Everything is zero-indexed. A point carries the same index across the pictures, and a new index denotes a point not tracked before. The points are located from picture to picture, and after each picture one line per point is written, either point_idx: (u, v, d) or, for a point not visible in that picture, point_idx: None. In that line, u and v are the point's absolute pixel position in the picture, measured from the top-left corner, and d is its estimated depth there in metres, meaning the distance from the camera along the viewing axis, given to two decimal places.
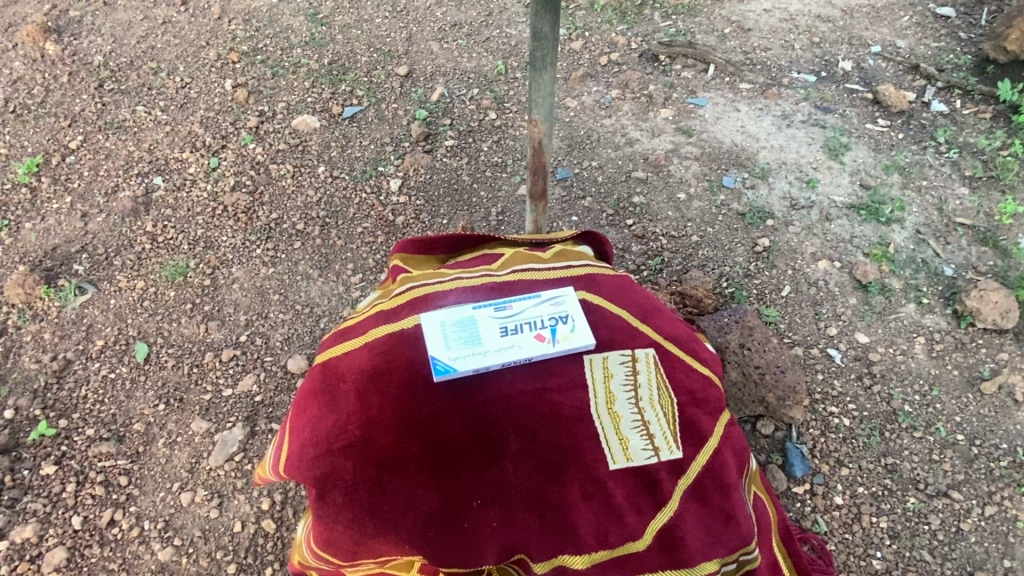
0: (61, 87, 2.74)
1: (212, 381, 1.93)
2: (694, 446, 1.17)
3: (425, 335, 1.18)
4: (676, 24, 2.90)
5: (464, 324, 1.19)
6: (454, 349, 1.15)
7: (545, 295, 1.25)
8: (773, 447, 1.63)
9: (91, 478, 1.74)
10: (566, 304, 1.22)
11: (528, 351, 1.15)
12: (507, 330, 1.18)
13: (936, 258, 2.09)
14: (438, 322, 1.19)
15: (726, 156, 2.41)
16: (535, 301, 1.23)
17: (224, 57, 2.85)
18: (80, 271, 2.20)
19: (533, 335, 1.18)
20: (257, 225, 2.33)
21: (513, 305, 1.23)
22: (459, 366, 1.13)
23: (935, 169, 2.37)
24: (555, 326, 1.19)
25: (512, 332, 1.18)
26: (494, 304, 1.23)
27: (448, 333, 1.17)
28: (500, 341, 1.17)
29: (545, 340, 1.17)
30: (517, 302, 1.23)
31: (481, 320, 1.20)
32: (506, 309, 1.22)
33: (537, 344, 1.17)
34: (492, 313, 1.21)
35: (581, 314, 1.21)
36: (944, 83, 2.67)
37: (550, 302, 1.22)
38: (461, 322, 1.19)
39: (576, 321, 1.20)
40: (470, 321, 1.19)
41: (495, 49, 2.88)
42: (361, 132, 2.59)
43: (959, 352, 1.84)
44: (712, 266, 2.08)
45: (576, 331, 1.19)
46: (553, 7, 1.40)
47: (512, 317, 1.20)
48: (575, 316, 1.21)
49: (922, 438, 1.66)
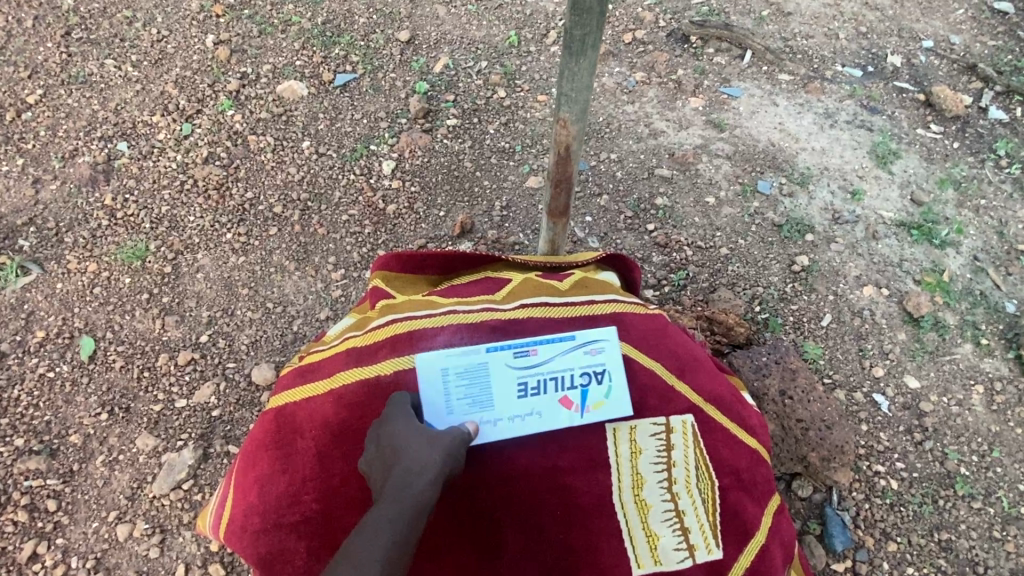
0: (24, 32, 2.41)
1: (165, 389, 1.69)
2: (736, 545, 0.95)
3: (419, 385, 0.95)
4: (709, 2, 2.57)
5: (475, 376, 0.95)
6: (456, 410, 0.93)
7: (579, 339, 1.01)
8: (809, 514, 1.40)
9: (15, 501, 1.50)
10: (604, 358, 0.99)
11: (550, 421, 0.94)
12: (526, 391, 0.95)
13: (996, 290, 1.85)
14: (441, 369, 0.96)
15: (762, 157, 2.13)
16: (566, 349, 0.99)
17: (207, 10, 2.52)
18: (27, 247, 1.93)
19: (558, 397, 0.96)
20: (230, 205, 2.05)
21: (538, 351, 0.99)
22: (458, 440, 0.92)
23: (994, 186, 2.11)
24: (586, 387, 0.97)
25: (533, 392, 0.95)
26: (513, 350, 0.98)
27: (452, 387, 0.94)
28: (516, 406, 0.94)
29: (572, 407, 0.95)
30: (543, 346, 0.99)
31: (496, 371, 0.96)
32: (530, 355, 0.98)
33: (561, 411, 0.95)
34: (510, 360, 0.98)
35: (622, 373, 0.98)
36: (1003, 87, 2.38)
37: (583, 353, 0.99)
38: (469, 372, 0.96)
39: (613, 380, 0.97)
40: (482, 373, 0.96)
41: (508, 18, 2.56)
42: (353, 104, 2.29)
43: (1022, 406, 1.60)
44: (743, 285, 1.83)
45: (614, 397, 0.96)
46: None
47: (535, 371, 0.97)
48: (614, 372, 0.98)
49: (981, 509, 1.43)
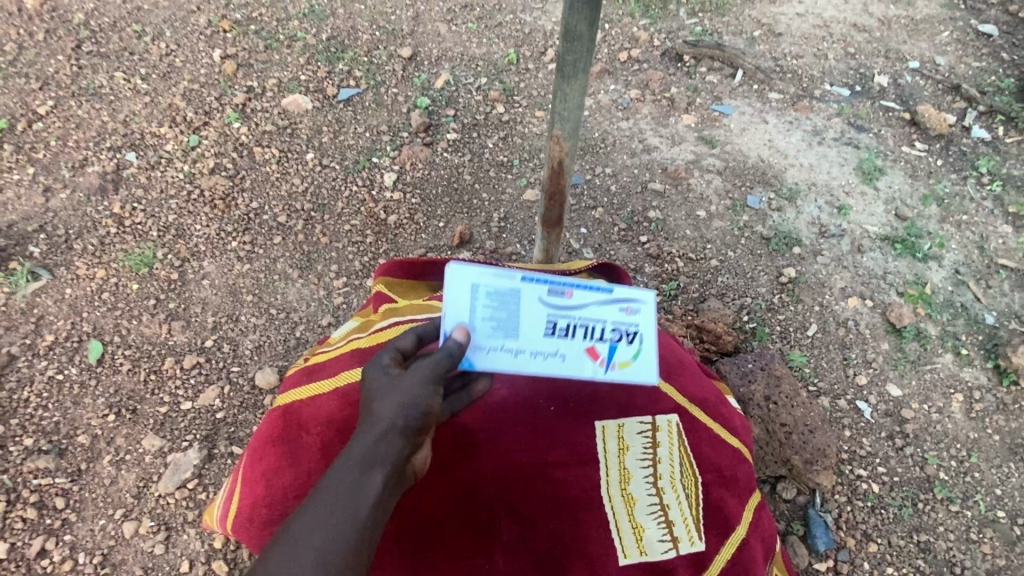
0: (37, 45, 2.48)
1: (170, 391, 1.74)
2: (718, 538, 1.01)
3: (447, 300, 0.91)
4: (702, 22, 2.66)
5: (506, 301, 0.92)
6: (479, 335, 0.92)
7: (617, 294, 0.95)
8: (793, 515, 1.46)
9: (23, 499, 1.54)
10: (640, 319, 0.96)
11: (570, 365, 0.94)
12: (554, 332, 0.93)
13: (976, 303, 1.91)
14: (472, 284, 0.91)
15: (751, 172, 2.20)
16: (601, 301, 0.94)
17: (214, 25, 2.60)
18: (37, 253, 1.98)
19: (584, 344, 0.94)
20: (235, 215, 2.11)
21: (572, 297, 0.94)
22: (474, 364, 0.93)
23: (976, 203, 2.18)
24: (615, 343, 0.96)
25: (561, 334, 0.93)
26: (549, 284, 0.93)
27: (477, 308, 0.92)
28: (540, 342, 0.93)
29: (595, 358, 0.94)
30: (579, 293, 0.94)
31: (527, 302, 0.92)
32: (564, 298, 0.94)
33: (583, 358, 0.94)
34: (543, 296, 0.93)
35: (655, 339, 0.97)
36: (986, 107, 2.46)
37: (620, 308, 0.95)
38: (501, 295, 0.92)
39: (643, 344, 0.96)
40: (513, 300, 0.92)
41: (508, 36, 2.64)
42: (357, 118, 2.36)
43: (1000, 414, 1.67)
44: (732, 295, 1.89)
45: (639, 363, 0.96)
46: (592, 4, 1.17)
47: (563, 317, 0.93)
48: (644, 336, 0.96)
49: (958, 512, 1.48)
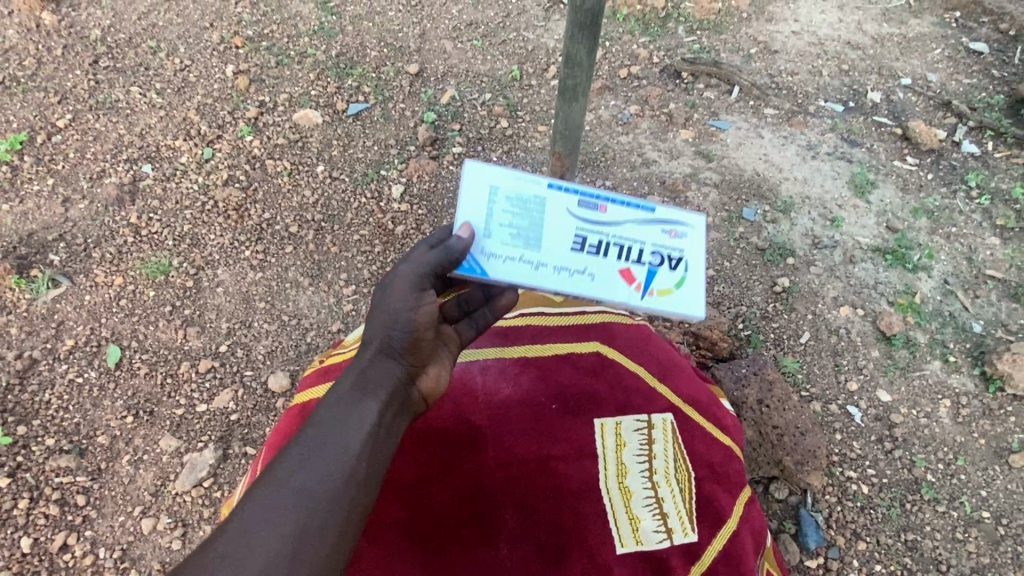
0: (54, 60, 2.55)
1: (186, 395, 1.82)
2: (709, 530, 1.14)
3: (469, 196, 1.04)
4: (700, 40, 2.74)
5: (537, 213, 1.06)
6: (501, 234, 1.05)
7: (660, 214, 1.08)
8: (785, 514, 1.59)
9: (46, 495, 1.64)
10: (685, 242, 1.08)
11: (599, 274, 1.06)
12: (584, 245, 1.05)
13: (964, 312, 1.98)
14: (504, 195, 1.05)
15: (747, 185, 2.27)
16: (643, 219, 1.07)
17: (227, 41, 2.66)
18: (57, 261, 2.05)
19: (613, 258, 1.06)
20: (248, 225, 2.18)
21: (610, 211, 1.07)
22: (496, 261, 1.04)
23: (965, 216, 2.24)
24: (655, 266, 1.07)
25: (592, 247, 1.05)
26: (580, 198, 1.06)
27: (505, 212, 1.05)
28: (569, 253, 1.05)
29: (625, 271, 1.06)
30: (617, 208, 1.07)
31: (557, 214, 1.06)
32: (600, 211, 1.07)
33: (612, 269, 1.06)
34: (574, 207, 1.06)
35: (692, 262, 1.08)
36: (976, 122, 2.51)
37: (657, 227, 1.07)
38: (532, 205, 1.06)
39: (680, 264, 1.08)
40: (544, 212, 1.06)
41: (512, 53, 2.73)
42: (365, 132, 2.44)
43: (985, 419, 1.75)
44: (728, 304, 1.96)
45: (682, 291, 1.07)
46: (591, 33, 1.29)
47: (599, 231, 1.06)
48: (690, 264, 1.08)
49: (944, 513, 1.60)
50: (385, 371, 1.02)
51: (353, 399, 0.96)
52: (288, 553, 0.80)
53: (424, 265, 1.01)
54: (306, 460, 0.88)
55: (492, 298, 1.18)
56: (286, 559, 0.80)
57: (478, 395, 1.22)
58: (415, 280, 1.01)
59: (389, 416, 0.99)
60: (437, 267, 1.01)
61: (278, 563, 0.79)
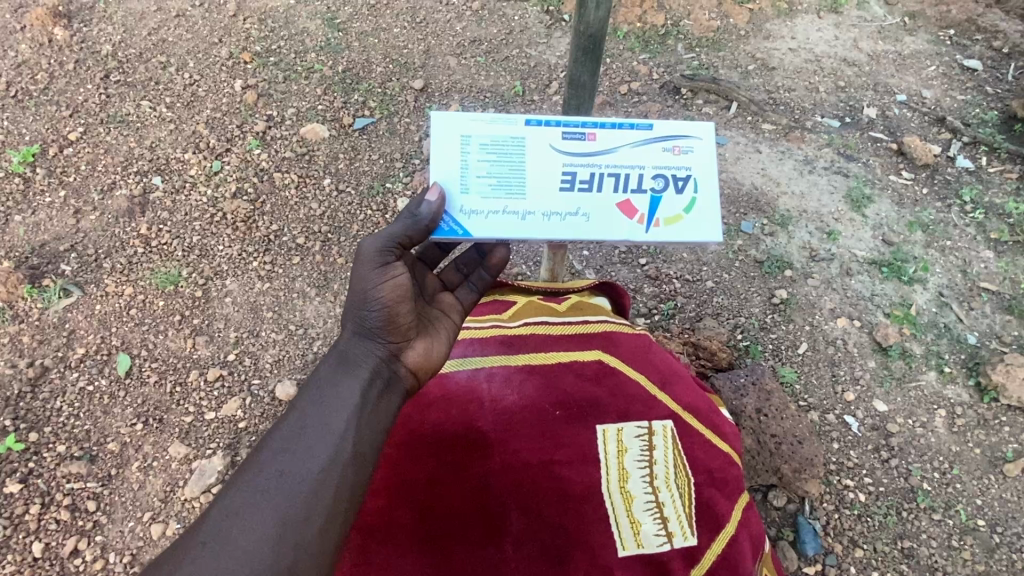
0: (66, 75, 2.61)
1: (195, 403, 1.86)
2: (709, 534, 1.19)
3: (442, 151, 1.11)
4: (699, 57, 2.80)
5: (518, 154, 1.13)
6: (481, 187, 1.12)
7: (658, 131, 1.16)
8: (784, 522, 1.63)
9: (57, 501, 1.67)
10: (690, 160, 1.17)
11: (598, 207, 1.16)
12: (579, 180, 1.15)
13: (959, 323, 2.02)
14: (480, 141, 1.12)
15: (746, 199, 2.31)
16: (640, 141, 1.15)
17: (236, 57, 2.72)
18: (68, 271, 2.09)
19: (611, 189, 1.16)
20: (256, 236, 2.22)
21: (601, 137, 1.14)
22: (478, 218, 1.12)
23: (959, 229, 2.28)
24: (659, 189, 1.17)
25: (586, 181, 1.15)
26: (562, 132, 1.14)
27: (484, 156, 1.13)
28: (560, 191, 1.14)
29: (628, 199, 1.16)
30: (610, 132, 1.15)
31: (539, 152, 1.14)
32: (589, 139, 1.15)
33: (612, 198, 1.16)
34: (559, 140, 1.14)
35: (696, 178, 1.17)
36: (969, 138, 2.56)
37: (654, 148, 1.16)
38: (512, 147, 1.13)
39: (685, 184, 1.17)
40: (525, 153, 1.14)
41: (515, 70, 2.78)
42: (371, 146, 2.49)
43: (980, 429, 1.80)
44: (726, 315, 2.00)
45: (690, 214, 1.17)
46: (593, 57, 1.36)
47: (594, 161, 1.15)
48: (698, 181, 1.17)
49: (941, 520, 1.65)
50: (365, 350, 1.09)
51: (334, 382, 1.06)
52: (272, 535, 0.90)
53: (384, 240, 1.07)
54: (287, 446, 0.98)
55: (485, 257, 1.25)
56: (271, 543, 0.90)
57: (484, 401, 1.26)
58: (377, 257, 1.07)
59: (374, 397, 1.07)
60: (397, 240, 1.07)
61: (262, 545, 0.89)
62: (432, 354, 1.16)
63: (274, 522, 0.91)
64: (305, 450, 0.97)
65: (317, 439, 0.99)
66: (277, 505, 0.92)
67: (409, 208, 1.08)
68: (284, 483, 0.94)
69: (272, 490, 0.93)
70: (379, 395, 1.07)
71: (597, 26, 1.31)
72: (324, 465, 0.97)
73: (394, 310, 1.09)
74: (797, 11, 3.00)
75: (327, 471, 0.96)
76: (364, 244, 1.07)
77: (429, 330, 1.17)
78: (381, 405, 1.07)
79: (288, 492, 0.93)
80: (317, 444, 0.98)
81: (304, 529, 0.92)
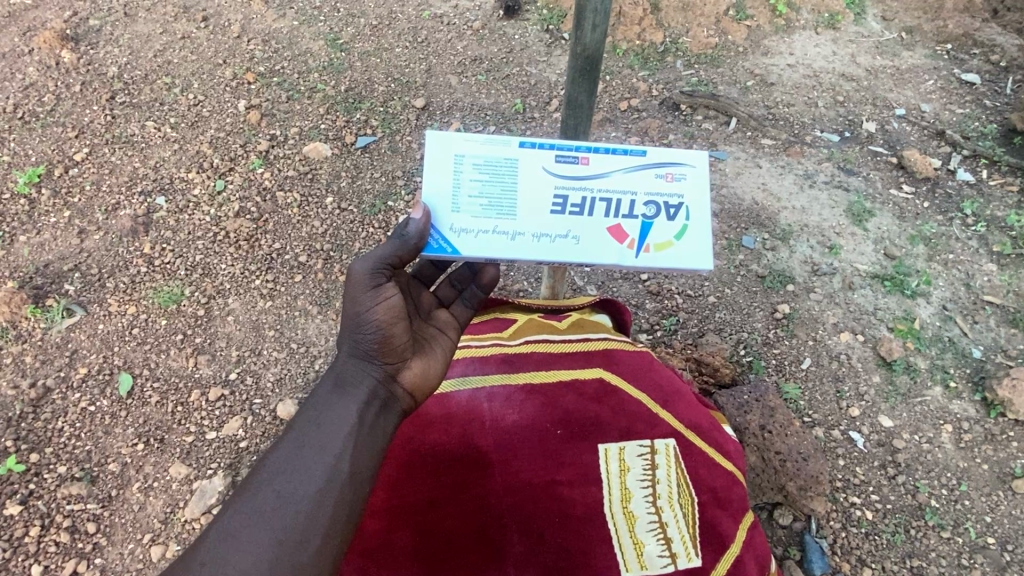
0: (72, 96, 2.64)
1: (197, 422, 1.85)
2: (714, 554, 1.18)
3: (434, 168, 1.13)
4: (697, 74, 2.81)
5: (510, 176, 1.14)
6: (471, 207, 1.13)
7: (654, 158, 1.16)
8: (790, 541, 1.63)
9: (57, 523, 1.67)
10: (684, 188, 1.17)
11: (587, 230, 1.16)
12: (571, 204, 1.15)
13: (963, 337, 2.01)
14: (472, 161, 1.14)
15: (746, 214, 2.31)
16: (634, 167, 1.15)
17: (240, 77, 2.75)
18: (71, 291, 2.10)
19: (602, 213, 1.16)
20: (259, 254, 2.23)
21: (595, 162, 1.15)
22: (466, 237, 1.12)
23: (962, 242, 2.28)
24: (651, 216, 1.16)
25: (578, 205, 1.15)
26: (556, 156, 1.15)
27: (475, 176, 1.14)
28: (551, 214, 1.15)
29: (620, 224, 1.16)
30: (603, 158, 1.15)
31: (531, 175, 1.15)
32: (582, 164, 1.15)
33: (602, 222, 1.16)
34: (553, 164, 1.15)
35: (693, 206, 1.17)
36: (969, 151, 2.56)
37: (649, 174, 1.16)
38: (504, 168, 1.14)
39: (680, 212, 1.17)
40: (517, 174, 1.15)
41: (515, 87, 2.80)
42: (372, 163, 2.51)
43: (988, 445, 1.78)
44: (729, 330, 1.99)
45: (683, 241, 1.16)
46: (591, 77, 1.37)
47: (586, 185, 1.15)
48: (692, 209, 1.16)
49: (950, 538, 1.63)
50: (362, 370, 1.09)
51: (332, 403, 1.06)
52: (270, 555, 0.90)
53: (375, 261, 1.07)
54: (283, 468, 0.98)
55: (477, 274, 1.24)
56: (269, 563, 0.89)
57: (484, 420, 1.25)
58: (369, 279, 1.07)
59: (373, 418, 1.07)
60: (387, 261, 1.07)
61: (260, 565, 0.89)
62: (429, 372, 1.16)
63: (272, 543, 0.91)
64: (302, 472, 0.97)
65: (314, 459, 0.99)
66: (275, 525, 0.92)
67: (397, 228, 1.09)
68: (283, 502, 0.94)
69: (268, 510, 0.93)
70: (377, 414, 1.08)
71: (593, 47, 1.32)
72: (320, 486, 0.96)
73: (388, 330, 1.09)
74: (795, 27, 3.02)
75: (324, 492, 0.96)
76: (355, 267, 1.07)
77: (426, 349, 1.16)
78: (377, 425, 1.07)
79: (285, 512, 0.93)
80: (314, 464, 0.98)
81: (302, 548, 0.92)
